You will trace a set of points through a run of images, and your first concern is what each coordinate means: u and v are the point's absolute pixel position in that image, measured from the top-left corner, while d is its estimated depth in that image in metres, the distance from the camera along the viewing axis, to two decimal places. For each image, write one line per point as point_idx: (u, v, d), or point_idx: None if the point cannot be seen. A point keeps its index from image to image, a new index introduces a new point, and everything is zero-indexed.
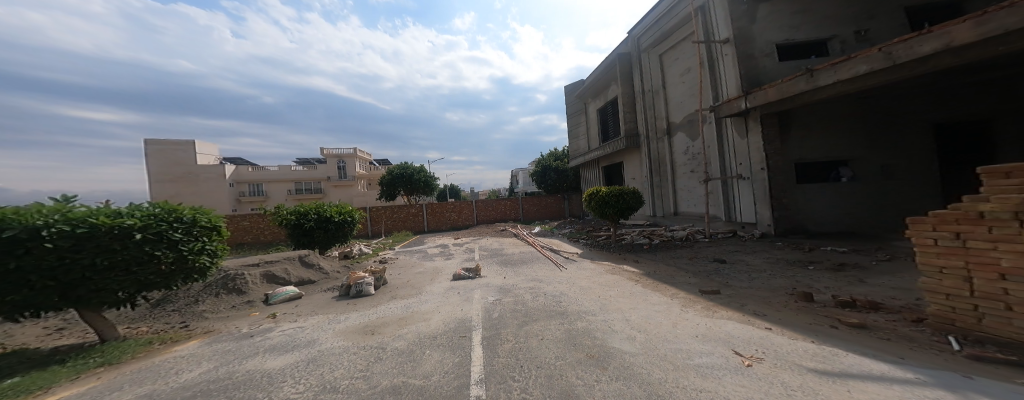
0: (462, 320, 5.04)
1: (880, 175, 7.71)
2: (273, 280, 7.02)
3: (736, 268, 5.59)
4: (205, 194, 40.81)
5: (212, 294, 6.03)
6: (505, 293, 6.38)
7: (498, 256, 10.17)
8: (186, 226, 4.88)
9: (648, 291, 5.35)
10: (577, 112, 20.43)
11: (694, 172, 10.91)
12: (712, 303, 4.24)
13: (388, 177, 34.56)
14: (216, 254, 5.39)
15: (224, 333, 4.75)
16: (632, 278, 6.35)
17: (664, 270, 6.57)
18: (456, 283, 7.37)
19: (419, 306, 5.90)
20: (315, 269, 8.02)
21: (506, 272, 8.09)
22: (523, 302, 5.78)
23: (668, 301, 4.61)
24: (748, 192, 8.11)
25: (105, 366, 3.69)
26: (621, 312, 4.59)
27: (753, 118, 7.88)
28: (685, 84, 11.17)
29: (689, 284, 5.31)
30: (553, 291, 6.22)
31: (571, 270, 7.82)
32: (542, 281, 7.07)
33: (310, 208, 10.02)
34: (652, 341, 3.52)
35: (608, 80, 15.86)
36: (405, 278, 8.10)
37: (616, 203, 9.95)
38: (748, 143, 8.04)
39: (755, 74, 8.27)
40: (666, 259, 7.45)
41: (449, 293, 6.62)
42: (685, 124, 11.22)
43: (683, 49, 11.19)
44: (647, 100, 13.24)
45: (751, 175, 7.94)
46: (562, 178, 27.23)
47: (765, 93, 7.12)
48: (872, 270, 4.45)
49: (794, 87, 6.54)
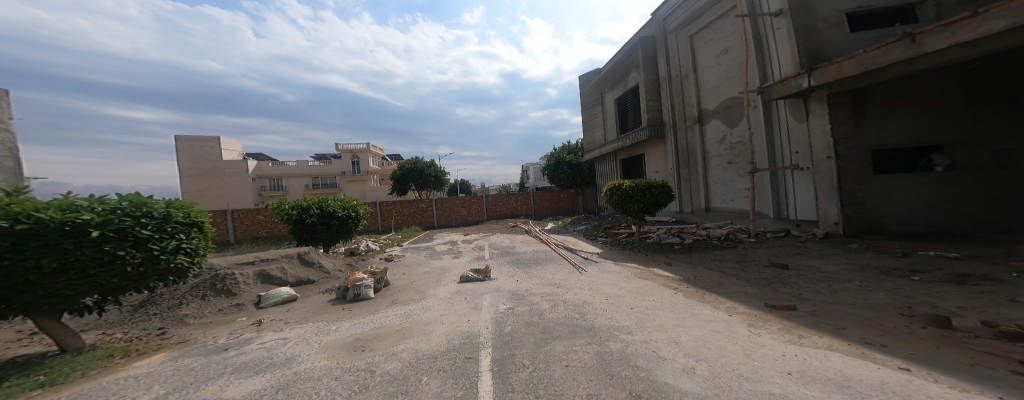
0: (468, 335, 4.23)
1: (989, 162, 6.33)
2: (267, 280, 6.43)
3: (806, 276, 4.54)
4: (227, 188, 41.98)
5: (198, 296, 5.41)
6: (519, 300, 5.55)
7: (510, 255, 9.34)
8: (158, 222, 4.16)
9: (693, 303, 4.38)
10: (592, 102, 19.22)
11: (732, 163, 9.71)
12: (789, 322, 3.23)
13: (400, 172, 34.24)
14: (196, 254, 4.73)
15: (199, 344, 4.10)
16: (668, 285, 5.38)
17: (707, 276, 5.54)
18: (463, 286, 6.62)
19: (420, 316, 5.14)
20: (315, 267, 7.41)
21: (519, 274, 7.25)
22: (540, 313, 4.92)
23: (726, 318, 3.65)
24: (807, 185, 6.95)
25: (43, 389, 2.95)
26: (665, 331, 3.65)
27: (817, 98, 6.68)
28: (722, 66, 9.93)
29: (746, 295, 4.31)
30: (574, 300, 5.34)
31: (592, 272, 6.91)
32: (560, 286, 6.20)
33: (313, 202, 9.44)
34: (722, 378, 2.57)
35: (629, 68, 14.59)
36: (410, 279, 7.40)
37: (642, 198, 8.87)
38: (809, 127, 6.88)
39: (819, 47, 6.97)
40: (706, 262, 6.41)
41: (455, 299, 5.86)
42: (721, 111, 10.02)
43: (722, 26, 9.89)
44: (674, 87, 11.99)
45: (813, 165, 6.78)
46: (575, 172, 25.98)
47: (838, 67, 5.92)
48: (1017, 285, 3.34)
49: (886, 56, 5.28)
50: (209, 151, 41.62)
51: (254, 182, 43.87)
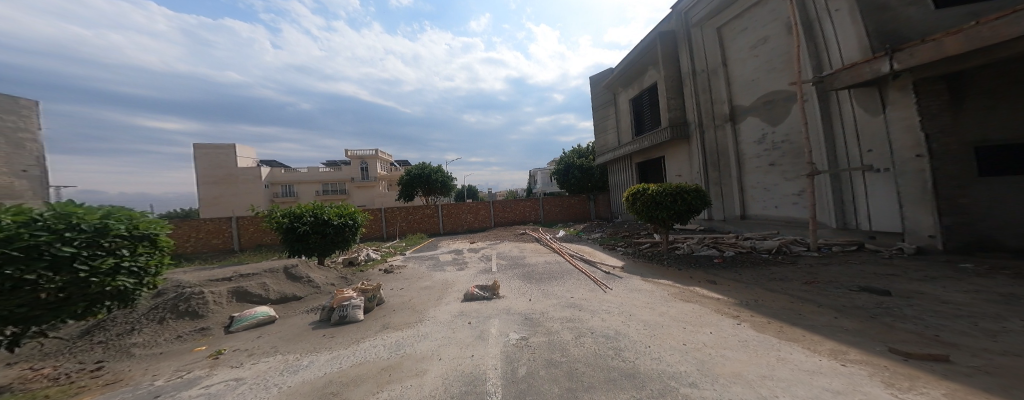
0: (472, 380, 3.22)
1: None
2: (244, 298, 5.58)
3: (925, 307, 3.58)
4: (238, 194, 42.33)
5: (155, 319, 4.55)
6: (534, 328, 4.52)
7: (520, 268, 8.30)
8: (88, 236, 3.42)
9: (772, 341, 3.28)
10: (605, 103, 18.15)
11: (774, 165, 8.55)
12: (958, 386, 2.14)
13: (407, 178, 33.63)
14: (143, 273, 4.03)
15: (131, 387, 3.20)
16: (724, 312, 4.27)
17: (772, 301, 4.43)
18: (466, 306, 5.64)
19: (413, 347, 4.17)
20: (303, 282, 6.55)
21: (532, 291, 6.22)
22: (562, 348, 3.89)
23: (840, 372, 2.56)
24: (885, 191, 5.99)
25: None
26: (749, 386, 2.58)
27: (899, 86, 5.64)
28: (759, 58, 8.79)
29: (851, 333, 3.25)
30: (603, 329, 4.29)
31: (618, 290, 5.84)
32: (581, 308, 5.15)
33: (306, 209, 8.65)
34: None
35: (645, 65, 13.48)
36: (407, 296, 6.46)
37: (672, 204, 7.70)
38: (887, 121, 5.87)
39: (893, 28, 5.86)
40: (762, 282, 5.32)
41: (457, 324, 4.87)
42: (759, 107, 8.88)
43: (757, 13, 8.75)
44: (700, 83, 10.83)
45: (895, 166, 5.79)
46: (587, 177, 24.45)
47: (936, 46, 4.79)
48: None
49: (1017, 26, 4.13)
50: (225, 158, 42.21)
51: (267, 188, 44.27)
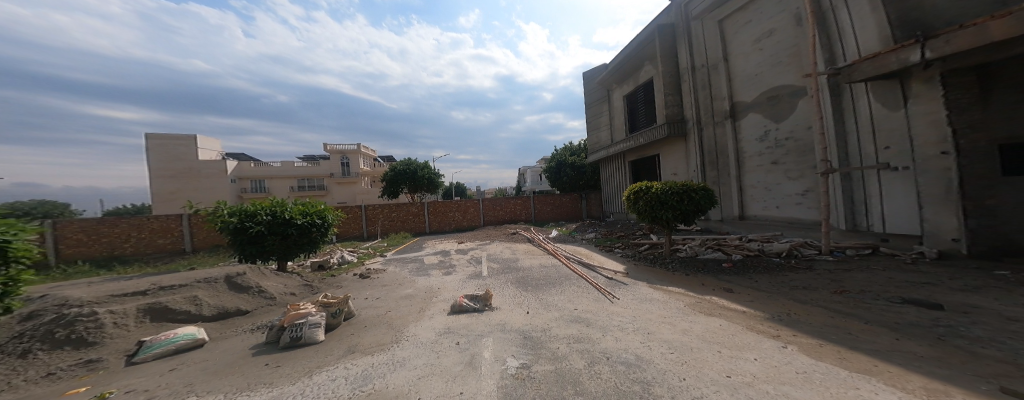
0: None
1: None
2: (162, 317, 4.40)
3: (997, 326, 3.10)
4: (200, 190, 38.88)
5: (13, 354, 3.32)
6: (536, 351, 3.70)
7: (514, 272, 7.45)
8: None
9: (841, 374, 2.62)
10: (598, 100, 17.65)
11: (777, 164, 8.20)
12: None
13: (392, 174, 32.03)
14: None
15: None
16: (760, 330, 3.63)
17: (810, 316, 3.86)
18: (454, 321, 4.74)
19: (382, 381, 3.22)
20: (251, 293, 5.41)
21: (530, 302, 5.40)
22: (573, 381, 3.08)
23: None
24: (905, 190, 5.81)
25: None
26: None
27: (925, 77, 5.43)
28: (763, 52, 8.41)
29: (932, 363, 2.65)
30: (621, 353, 3.51)
31: (629, 301, 5.12)
32: (589, 324, 4.37)
33: (261, 206, 7.42)
34: None
35: (641, 60, 12.97)
36: (383, 308, 5.48)
37: (678, 204, 7.10)
38: (909, 115, 5.68)
39: (916, 18, 5.53)
40: (785, 291, 4.79)
41: (440, 346, 3.95)
42: (762, 103, 8.52)
43: (763, 6, 8.36)
44: (699, 79, 10.40)
45: (917, 163, 5.60)
46: (579, 176, 23.78)
47: (974, 33, 4.48)
48: None
49: None
50: (184, 151, 38.56)
51: (236, 183, 41.07)
